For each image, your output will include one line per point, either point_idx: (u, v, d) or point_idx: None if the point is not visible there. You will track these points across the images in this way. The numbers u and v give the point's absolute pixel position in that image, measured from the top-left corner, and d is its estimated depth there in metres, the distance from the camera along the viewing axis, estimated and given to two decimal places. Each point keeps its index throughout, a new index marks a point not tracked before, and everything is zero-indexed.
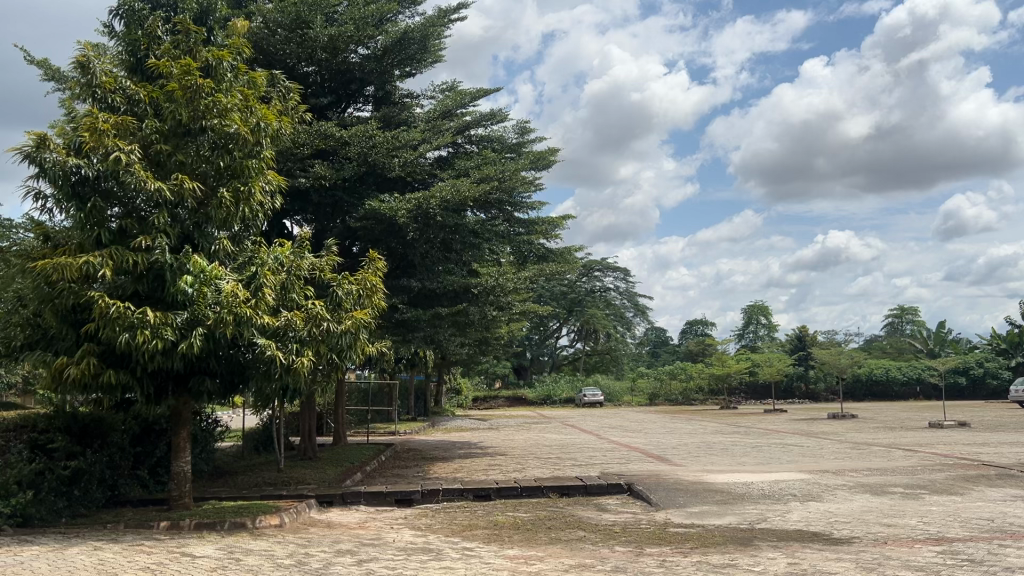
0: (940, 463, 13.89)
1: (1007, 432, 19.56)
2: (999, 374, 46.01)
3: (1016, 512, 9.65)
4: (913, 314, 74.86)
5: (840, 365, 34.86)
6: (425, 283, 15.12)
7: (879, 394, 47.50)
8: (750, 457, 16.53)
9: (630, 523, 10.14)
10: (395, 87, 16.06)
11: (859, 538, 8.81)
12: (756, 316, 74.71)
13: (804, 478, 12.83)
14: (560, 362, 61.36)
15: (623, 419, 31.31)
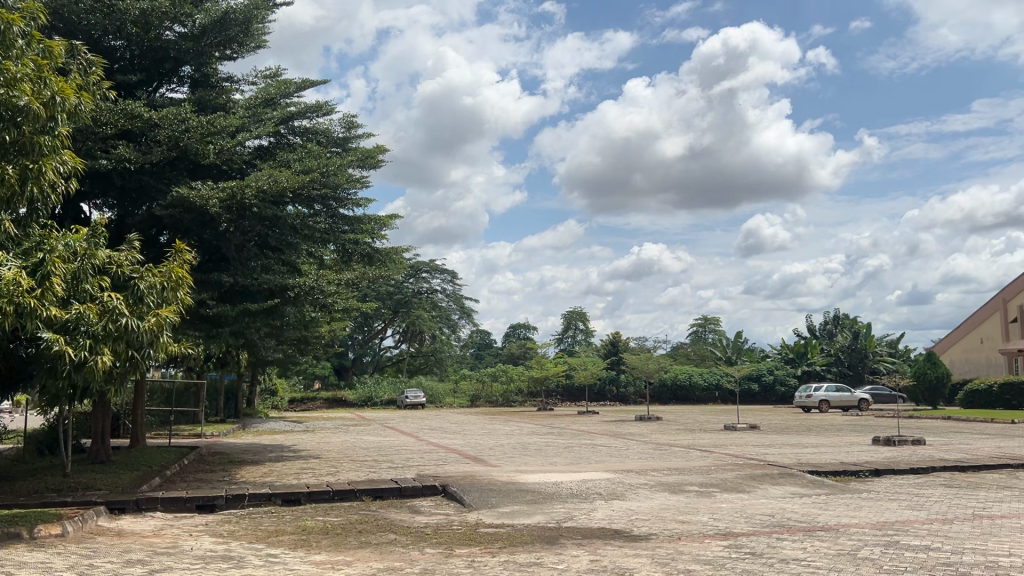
0: (732, 463, 14.95)
1: (790, 434, 21.40)
2: (786, 380, 50.26)
3: (793, 507, 10.53)
4: (715, 322, 80.58)
5: (649, 370, 36.81)
6: (238, 278, 14.38)
7: (683, 398, 50.60)
8: (562, 457, 17.07)
9: (442, 525, 10.16)
10: (213, 70, 15.27)
11: (656, 534, 9.28)
12: (575, 322, 77.48)
13: (611, 477, 13.39)
14: (383, 363, 60.77)
15: (441, 421, 31.38)
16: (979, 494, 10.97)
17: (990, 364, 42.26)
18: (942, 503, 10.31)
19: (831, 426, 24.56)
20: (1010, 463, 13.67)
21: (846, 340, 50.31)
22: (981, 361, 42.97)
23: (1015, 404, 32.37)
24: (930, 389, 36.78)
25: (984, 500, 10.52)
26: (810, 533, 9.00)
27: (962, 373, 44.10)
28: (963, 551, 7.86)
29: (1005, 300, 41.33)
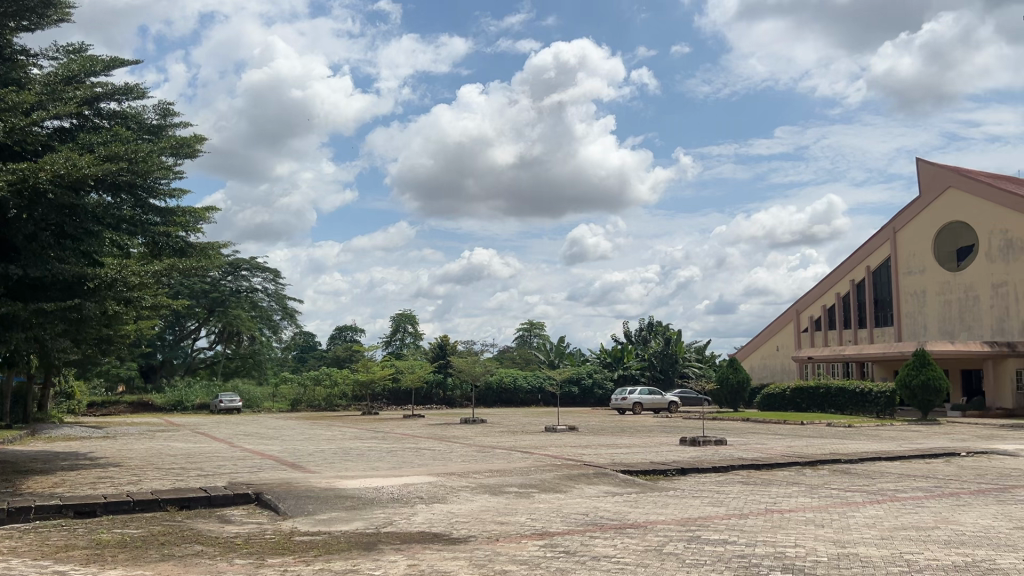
0: (550, 464, 15.34)
1: (607, 435, 22.29)
2: (604, 384, 52.37)
3: (606, 506, 10.95)
4: (540, 327, 82.73)
5: (474, 373, 37.14)
6: (28, 271, 13.10)
7: (507, 400, 51.50)
8: (383, 462, 16.84)
9: (254, 534, 9.72)
10: (7, 42, 13.92)
11: (474, 537, 9.32)
12: (403, 325, 76.90)
13: (432, 481, 13.34)
14: (196, 365, 57.82)
15: (258, 426, 30.15)
16: (772, 489, 11.89)
17: (784, 370, 46.11)
18: (739, 500, 11.06)
19: (642, 427, 25.85)
20: (799, 460, 14.92)
21: (659, 345, 53.23)
22: (776, 367, 46.77)
23: (804, 407, 35.40)
24: (732, 393, 39.50)
25: (774, 495, 11.39)
26: (621, 530, 9.38)
27: (760, 377, 47.70)
28: (756, 543, 8.47)
29: (798, 311, 45.31)
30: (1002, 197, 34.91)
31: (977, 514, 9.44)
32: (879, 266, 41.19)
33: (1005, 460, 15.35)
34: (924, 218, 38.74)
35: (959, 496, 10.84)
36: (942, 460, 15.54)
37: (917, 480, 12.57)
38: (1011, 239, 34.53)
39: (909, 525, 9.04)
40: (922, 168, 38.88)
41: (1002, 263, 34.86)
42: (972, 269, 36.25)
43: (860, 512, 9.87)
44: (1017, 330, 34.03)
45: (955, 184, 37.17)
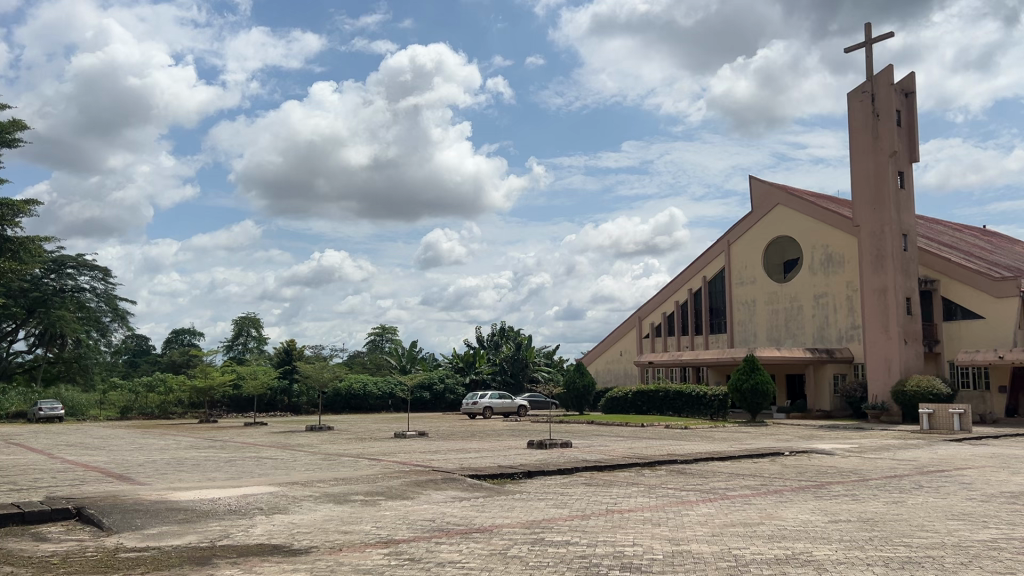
0: (398, 470, 15.16)
1: (456, 441, 22.32)
2: (455, 388, 52.40)
3: (453, 511, 10.93)
4: (392, 333, 81.83)
5: (322, 379, 36.21)
6: None
7: (355, 406, 50.53)
8: (222, 472, 16.10)
9: (73, 552, 9.00)
10: None
11: (316, 547, 9.03)
12: (246, 328, 73.97)
13: (274, 490, 12.85)
14: (12, 371, 53.28)
15: (81, 436, 28.07)
16: (613, 490, 12.28)
17: (627, 374, 47.87)
18: (582, 501, 11.36)
19: (490, 432, 26.08)
20: (640, 461, 15.50)
21: (510, 350, 53.89)
22: (619, 371, 48.47)
23: (645, 409, 36.84)
24: (578, 397, 40.55)
25: (615, 496, 11.77)
26: (466, 535, 9.37)
27: (605, 381, 49.25)
28: (597, 543, 8.70)
29: (641, 317, 47.18)
30: (823, 214, 37.83)
31: (797, 509, 10.14)
32: (715, 276, 43.60)
33: (823, 458, 16.60)
34: (755, 232, 41.32)
35: (781, 493, 11.61)
36: (768, 459, 16.61)
37: (745, 478, 13.37)
38: (831, 254, 37.48)
39: (738, 521, 9.57)
40: (754, 185, 41.48)
41: (823, 276, 37.77)
42: (797, 280, 39.04)
43: (694, 510, 10.35)
44: (835, 337, 36.97)
45: (783, 201, 39.90)
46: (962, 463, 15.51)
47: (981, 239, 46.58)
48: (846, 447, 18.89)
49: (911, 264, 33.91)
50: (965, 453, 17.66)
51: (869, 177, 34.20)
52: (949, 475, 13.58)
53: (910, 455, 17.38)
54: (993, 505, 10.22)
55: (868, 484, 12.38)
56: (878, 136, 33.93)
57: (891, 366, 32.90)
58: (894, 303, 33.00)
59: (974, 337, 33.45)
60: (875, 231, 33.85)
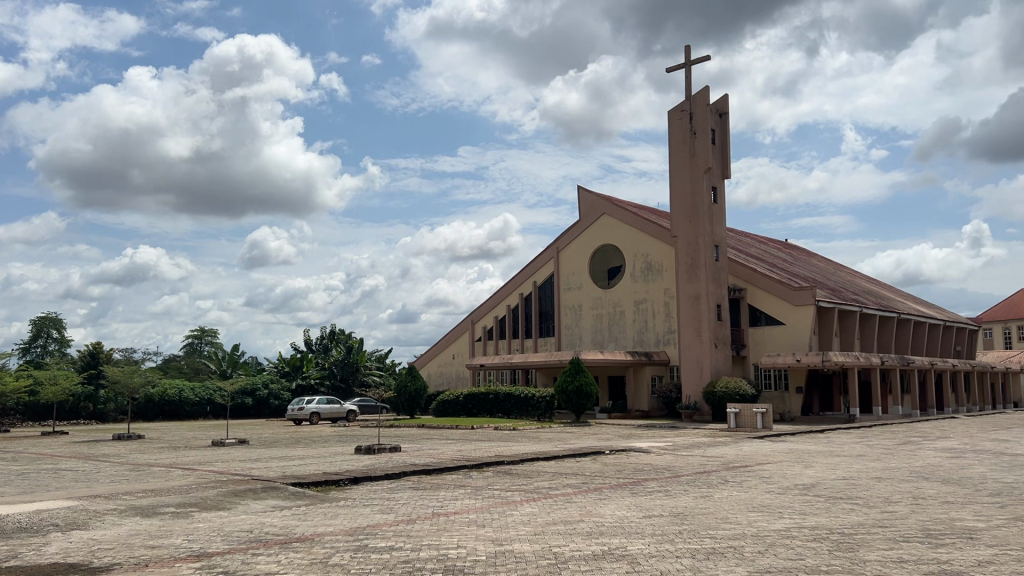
0: (215, 480, 14.40)
1: (278, 447, 21.55)
2: (280, 394, 50.00)
3: (273, 521, 10.53)
4: (211, 335, 78.09)
5: (131, 384, 33.86)
6: None
7: (170, 414, 47.70)
8: (11, 486, 14.65)
9: None
10: None
11: (118, 564, 8.40)
12: (46, 329, 68.10)
13: (73, 506, 11.85)
14: None
15: None
16: (440, 494, 12.28)
17: (458, 377, 48.14)
18: (409, 505, 11.27)
19: (316, 438, 25.39)
20: (467, 463, 15.58)
21: (340, 354, 53.36)
22: (451, 374, 48.66)
23: (474, 412, 37.16)
24: (408, 401, 40.27)
25: (441, 499, 11.77)
26: (285, 545, 9.04)
27: (436, 385, 49.30)
28: (421, 547, 8.65)
29: (473, 321, 47.63)
30: (644, 225, 39.77)
31: (614, 506, 10.57)
32: (544, 281, 44.71)
33: (640, 457, 17.39)
34: (582, 240, 42.75)
35: (600, 491, 12.04)
36: (590, 457, 17.20)
37: (568, 477, 13.76)
38: (650, 262, 39.44)
39: (558, 519, 9.82)
40: (582, 195, 42.94)
41: (643, 283, 39.68)
42: (620, 287, 40.77)
43: (517, 511, 10.54)
44: (653, 341, 38.91)
45: (608, 211, 41.55)
46: (763, 458, 16.73)
47: (783, 251, 50.59)
48: (661, 446, 19.90)
49: (722, 274, 36.25)
50: (765, 449, 19.07)
51: (686, 190, 36.27)
52: (751, 469, 14.62)
53: (717, 451, 18.55)
54: (787, 497, 11.08)
55: (680, 480, 13.11)
56: (694, 152, 36.05)
57: (702, 368, 35.03)
58: (706, 309, 35.16)
59: (775, 341, 36.28)
60: (691, 242, 35.94)
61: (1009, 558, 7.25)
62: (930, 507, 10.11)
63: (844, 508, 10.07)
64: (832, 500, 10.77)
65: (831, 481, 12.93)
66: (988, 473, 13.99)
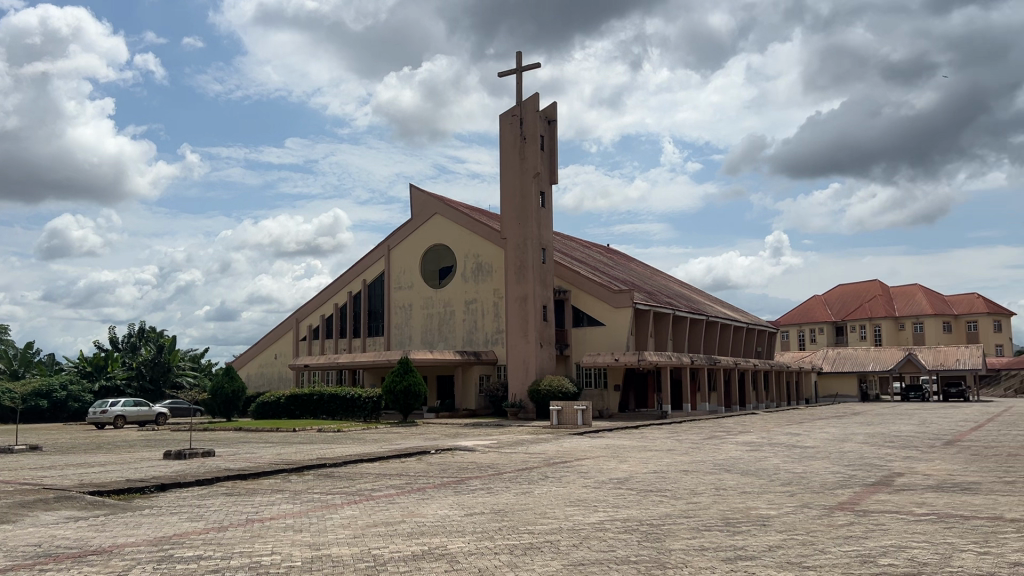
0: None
1: (77, 453, 19.86)
2: (81, 396, 46.01)
3: (65, 533, 9.68)
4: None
5: None
6: None
7: None
8: None
9: None
10: None
11: None
12: None
13: None
14: None
15: None
16: (256, 499, 11.79)
17: (281, 378, 46.54)
18: (221, 512, 10.74)
19: (121, 443, 23.66)
20: (286, 467, 15.09)
21: (149, 353, 50.25)
22: (273, 375, 47.01)
23: (296, 414, 36.06)
24: (224, 402, 38.45)
25: (257, 504, 11.29)
26: (79, 559, 8.33)
27: (256, 386, 47.51)
28: (231, 556, 8.24)
29: (298, 320, 46.27)
30: (475, 226, 40.19)
31: (436, 505, 10.55)
32: (374, 280, 44.14)
33: (465, 455, 17.52)
34: (413, 238, 42.58)
35: (423, 491, 11.98)
36: (415, 457, 17.13)
37: (390, 478, 13.61)
38: (481, 263, 39.91)
39: (379, 521, 9.69)
40: (414, 194, 42.77)
41: (473, 284, 40.09)
42: (450, 287, 40.94)
43: (337, 513, 10.30)
44: (482, 341, 39.36)
45: (440, 211, 41.63)
46: (582, 453, 17.35)
47: (606, 256, 52.75)
48: (486, 444, 20.17)
49: (548, 276, 37.25)
50: (584, 445, 19.76)
51: (516, 193, 36.99)
52: (570, 465, 15.11)
53: (540, 448, 19.04)
54: (603, 491, 11.53)
55: (502, 477, 13.31)
56: (524, 157, 36.82)
57: (528, 368, 35.86)
58: (532, 310, 35.98)
59: (597, 342, 37.74)
60: (519, 244, 36.70)
61: (796, 543, 7.88)
62: (730, 498, 10.84)
63: (654, 501, 10.59)
64: (643, 493, 11.32)
65: (643, 474, 13.59)
66: (782, 464, 15.22)
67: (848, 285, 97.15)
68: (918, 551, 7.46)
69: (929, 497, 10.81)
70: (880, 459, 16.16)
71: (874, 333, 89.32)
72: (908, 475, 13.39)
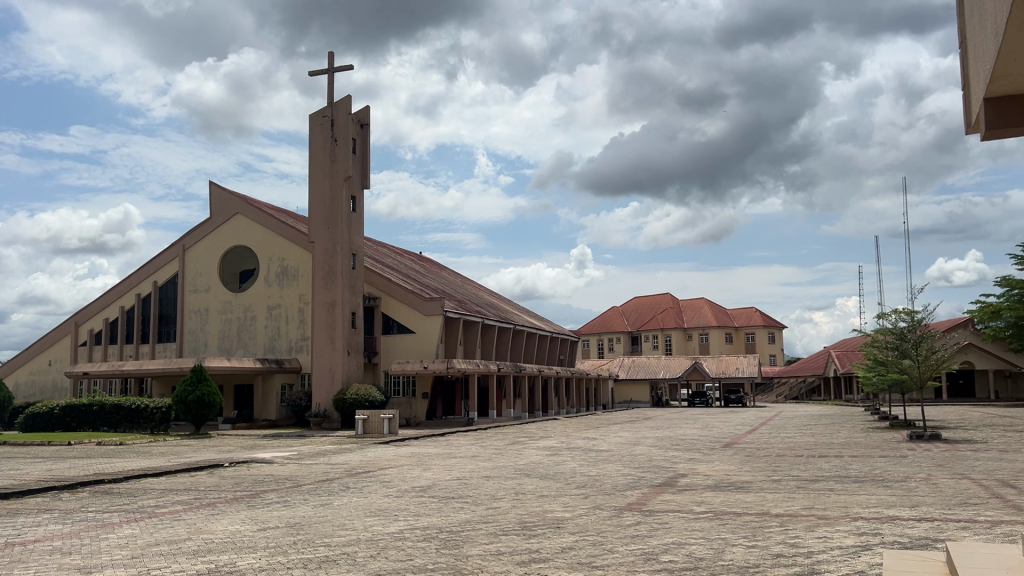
0: None
1: None
2: None
3: None
4: None
5: None
6: None
7: None
8: None
9: None
10: None
11: None
12: None
13: None
14: None
15: None
16: (20, 520, 10.67)
17: (55, 387, 42.65)
18: None
19: None
20: (58, 484, 13.78)
21: None
22: (45, 384, 42.98)
23: (73, 426, 33.02)
24: None
25: (20, 526, 10.21)
26: None
27: (25, 396, 43.23)
28: None
29: (77, 323, 42.66)
30: (280, 228, 38.80)
31: (227, 521, 10.02)
32: (166, 282, 41.55)
33: (261, 467, 16.80)
34: (212, 239, 40.49)
35: (213, 506, 11.35)
36: (206, 472, 16.19)
37: (177, 494, 12.77)
38: (286, 267, 38.63)
39: (161, 540, 9.06)
40: (214, 192, 40.68)
41: (277, 288, 38.70)
42: (252, 292, 39.29)
43: (115, 533, 9.53)
44: (285, 348, 38.09)
45: (242, 211, 39.86)
46: (384, 463, 17.15)
47: (416, 263, 52.70)
48: (284, 456, 19.45)
49: (358, 282, 36.62)
50: (387, 454, 19.54)
51: (326, 196, 36.15)
52: (372, 475, 14.87)
53: (341, 458, 18.62)
54: (403, 499, 11.44)
55: (300, 489, 12.87)
56: (334, 160, 36.07)
57: (334, 376, 35.05)
58: (340, 316, 35.25)
59: (405, 349, 37.61)
60: (328, 249, 35.87)
61: (586, 543, 8.21)
62: (527, 502, 11.12)
63: (454, 507, 10.64)
64: (443, 500, 11.37)
65: (445, 481, 13.64)
66: (578, 468, 15.85)
67: (643, 297, 103.15)
68: (696, 546, 7.98)
69: (708, 496, 11.63)
70: (666, 461, 17.21)
71: (665, 343, 95.23)
72: (690, 475, 14.37)
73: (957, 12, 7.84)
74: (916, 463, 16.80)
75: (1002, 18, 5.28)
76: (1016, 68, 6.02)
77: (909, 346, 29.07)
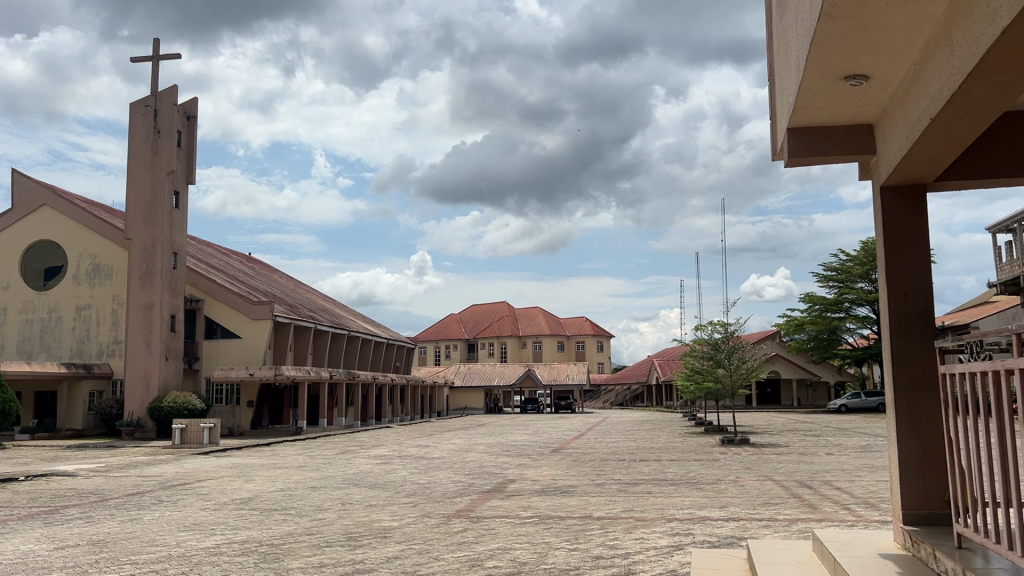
0: None
1: None
2: None
3: None
4: None
5: None
6: None
7: None
8: None
9: None
10: None
11: None
12: None
13: None
14: None
15: None
16: None
17: None
18: None
19: None
20: None
21: None
22: None
23: None
24: None
25: None
26: None
27: None
28: None
29: None
30: (93, 222, 36.09)
31: (20, 540, 9.16)
32: None
33: (63, 481, 15.51)
34: (11, 231, 37.05)
35: (5, 524, 10.35)
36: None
37: None
38: (98, 265, 36.05)
39: None
40: (16, 180, 37.22)
41: (87, 287, 36.06)
42: (57, 290, 36.37)
43: None
44: (95, 352, 35.63)
45: (49, 202, 36.68)
46: (204, 474, 16.31)
47: (245, 265, 50.60)
48: (90, 468, 18.07)
49: (179, 283, 34.73)
50: (207, 466, 18.54)
51: (146, 191, 33.99)
52: (188, 487, 14.10)
53: (154, 470, 17.53)
54: (223, 512, 10.91)
55: (107, 504, 11.97)
56: (157, 152, 33.98)
57: (149, 382, 33.01)
58: (158, 319, 33.26)
59: (230, 355, 36.04)
60: (146, 247, 33.71)
61: (412, 552, 8.13)
62: (354, 511, 10.91)
63: (277, 520, 10.26)
64: (265, 513, 10.91)
65: (268, 492, 13.14)
66: (408, 476, 15.73)
67: (479, 304, 104.24)
68: (520, 551, 8.11)
69: (534, 501, 11.87)
70: (496, 467, 17.43)
71: (500, 350, 96.66)
72: (519, 481, 14.61)
73: (767, 39, 8.42)
74: (725, 466, 17.98)
75: (801, 57, 5.75)
76: (815, 101, 6.57)
77: (722, 356, 31.04)
